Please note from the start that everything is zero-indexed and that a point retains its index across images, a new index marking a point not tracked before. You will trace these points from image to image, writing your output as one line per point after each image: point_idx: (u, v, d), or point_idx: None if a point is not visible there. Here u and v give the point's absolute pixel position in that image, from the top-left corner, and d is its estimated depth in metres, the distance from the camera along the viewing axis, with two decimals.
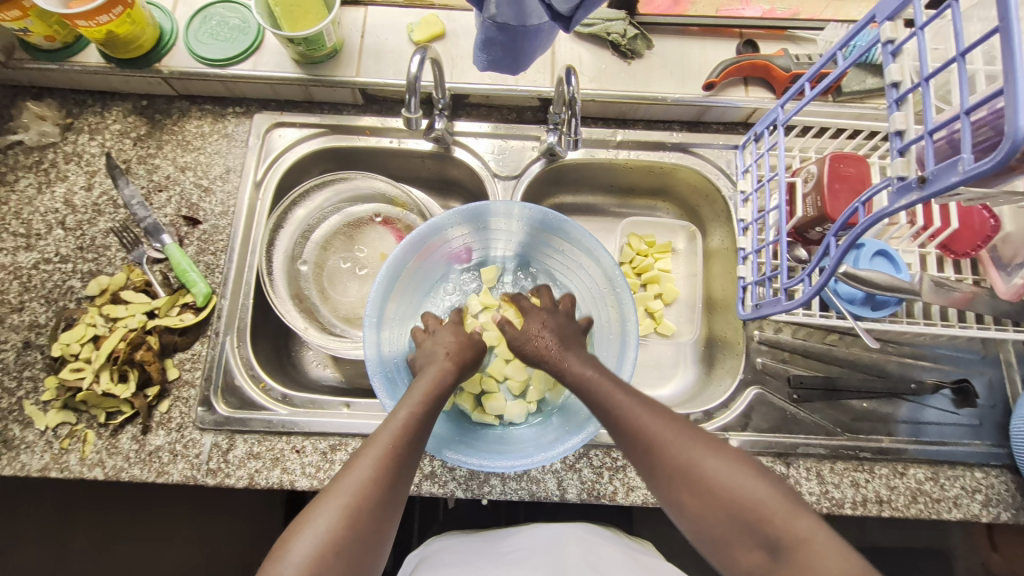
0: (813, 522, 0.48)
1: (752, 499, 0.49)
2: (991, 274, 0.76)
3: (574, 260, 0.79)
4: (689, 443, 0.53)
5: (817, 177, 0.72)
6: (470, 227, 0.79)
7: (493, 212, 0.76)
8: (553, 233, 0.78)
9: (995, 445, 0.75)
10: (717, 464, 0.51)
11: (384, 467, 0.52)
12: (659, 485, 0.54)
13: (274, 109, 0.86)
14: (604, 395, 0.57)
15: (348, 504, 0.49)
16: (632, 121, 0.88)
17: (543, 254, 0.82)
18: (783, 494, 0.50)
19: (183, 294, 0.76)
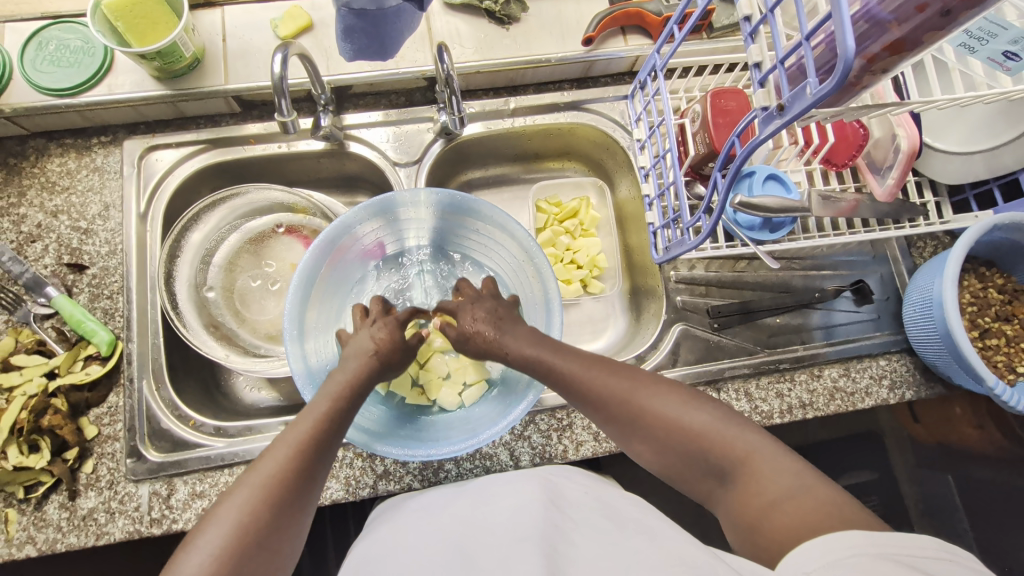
0: (753, 439, 0.55)
1: (694, 429, 0.56)
2: (869, 179, 0.81)
3: (489, 239, 0.79)
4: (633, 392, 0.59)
5: (702, 114, 0.75)
6: (381, 222, 0.77)
7: (400, 203, 0.75)
8: (465, 214, 0.77)
9: (893, 333, 0.82)
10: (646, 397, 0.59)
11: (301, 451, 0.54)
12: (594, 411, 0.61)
13: (144, 131, 0.80)
14: (547, 365, 0.61)
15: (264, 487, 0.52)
16: (523, 86, 0.87)
17: (458, 235, 0.82)
18: (719, 420, 0.57)
19: (84, 346, 0.72)
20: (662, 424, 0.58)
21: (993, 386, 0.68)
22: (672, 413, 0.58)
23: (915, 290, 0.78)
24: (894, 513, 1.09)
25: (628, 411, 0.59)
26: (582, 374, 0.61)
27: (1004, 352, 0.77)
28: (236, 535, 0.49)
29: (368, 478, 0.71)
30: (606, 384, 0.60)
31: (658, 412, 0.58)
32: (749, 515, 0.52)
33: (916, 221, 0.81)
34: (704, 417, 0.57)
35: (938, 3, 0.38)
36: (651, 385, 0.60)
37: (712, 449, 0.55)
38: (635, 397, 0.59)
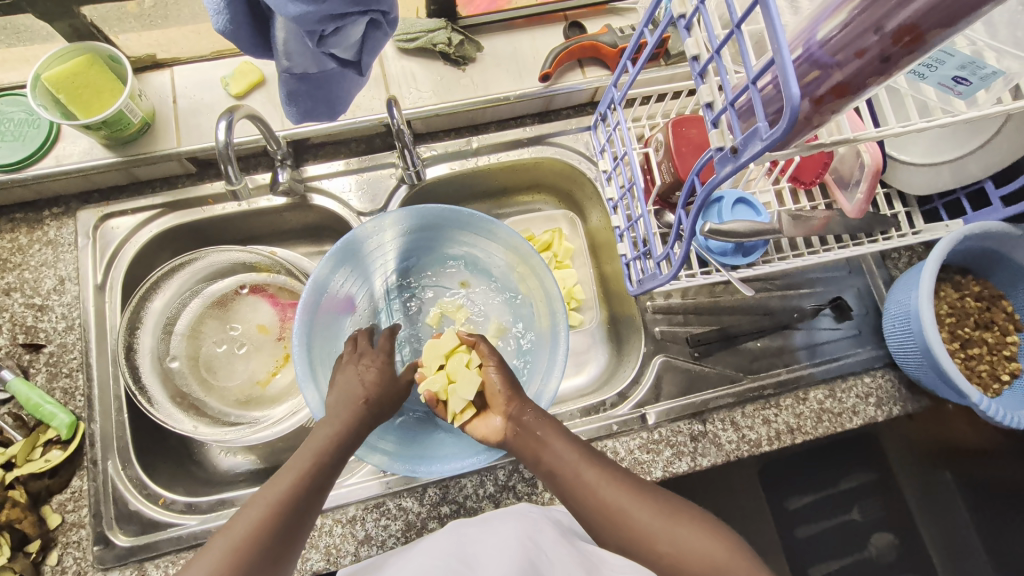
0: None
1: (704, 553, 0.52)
2: (837, 195, 0.81)
3: (461, 241, 0.78)
4: (646, 508, 0.57)
5: (665, 145, 0.74)
6: (356, 257, 0.73)
7: (359, 240, 0.71)
8: (427, 226, 0.75)
9: (876, 348, 0.81)
10: (656, 516, 0.56)
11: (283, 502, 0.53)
12: (596, 522, 0.58)
13: (97, 199, 0.77)
14: (554, 457, 0.62)
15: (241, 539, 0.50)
16: (485, 124, 0.86)
17: (424, 246, 0.79)
18: (732, 547, 0.53)
19: (43, 430, 0.69)
20: (675, 547, 0.54)
21: (978, 401, 0.67)
22: (677, 533, 0.54)
23: (893, 304, 0.78)
24: (895, 518, 1.08)
25: (633, 527, 0.56)
26: (594, 475, 0.60)
27: (987, 361, 0.76)
28: None
29: (349, 544, 0.68)
30: (617, 493, 0.58)
31: (668, 531, 0.55)
32: None
33: (888, 234, 0.80)
34: (718, 542, 0.53)
35: (877, 50, 0.38)
36: (671, 508, 0.57)
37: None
38: (648, 509, 0.57)
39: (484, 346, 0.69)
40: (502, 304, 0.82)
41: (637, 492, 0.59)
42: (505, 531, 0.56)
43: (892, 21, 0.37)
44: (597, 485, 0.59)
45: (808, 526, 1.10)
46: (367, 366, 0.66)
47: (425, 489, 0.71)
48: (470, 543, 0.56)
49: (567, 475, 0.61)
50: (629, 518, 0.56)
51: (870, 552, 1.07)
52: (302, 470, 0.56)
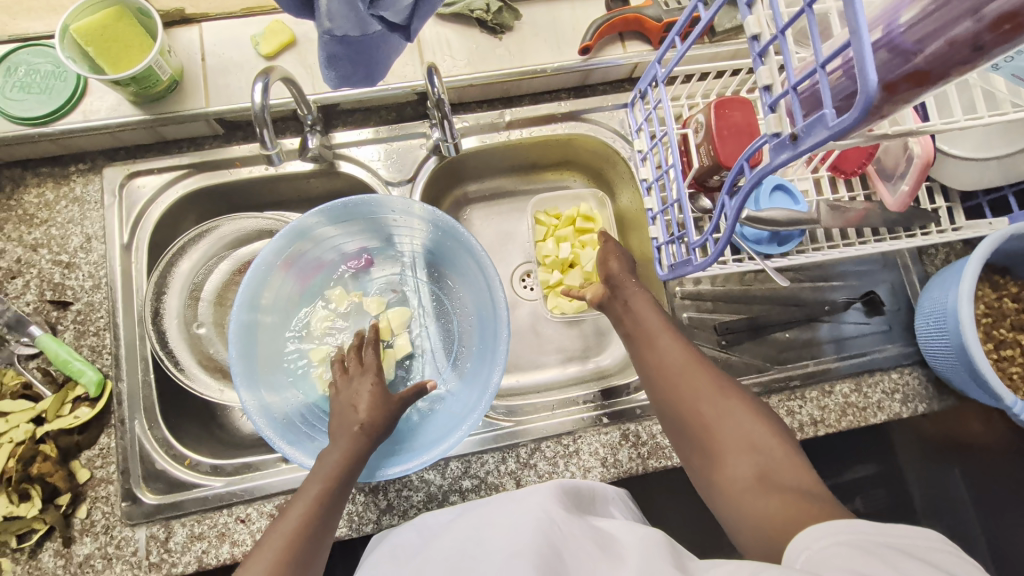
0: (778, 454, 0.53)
1: (740, 437, 0.55)
2: (879, 187, 0.78)
3: (459, 255, 0.74)
4: (700, 400, 0.59)
5: (706, 126, 0.71)
6: (361, 220, 0.72)
7: (366, 208, 0.70)
8: (440, 231, 0.73)
9: (905, 345, 0.80)
10: (712, 408, 0.58)
11: (313, 511, 0.54)
12: (659, 400, 0.63)
13: (124, 158, 0.76)
14: (649, 337, 0.66)
15: (278, 551, 0.52)
16: (518, 97, 0.84)
17: (427, 247, 0.76)
18: (768, 436, 0.55)
19: (72, 387, 0.69)
20: (721, 430, 0.56)
21: (1010, 404, 0.66)
22: (732, 425, 0.56)
23: (927, 302, 0.76)
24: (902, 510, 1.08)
25: (692, 412, 0.59)
26: (674, 352, 0.63)
27: (1019, 363, 0.75)
28: None
29: (371, 513, 0.69)
30: (677, 376, 0.61)
31: (747, 430, 0.55)
32: (776, 520, 0.47)
33: (928, 229, 0.78)
34: (776, 453, 0.53)
35: (970, 36, 0.35)
36: (732, 400, 0.58)
37: (744, 444, 0.54)
38: (732, 404, 0.58)
39: (592, 223, 0.75)
40: (467, 340, 0.76)
41: (710, 380, 0.60)
42: (520, 512, 0.55)
43: (992, 6, 0.34)
44: (680, 369, 0.62)
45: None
46: (363, 388, 0.62)
47: (447, 463, 0.72)
48: (487, 525, 0.55)
49: (658, 356, 0.64)
50: (686, 403, 0.60)
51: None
52: (324, 484, 0.56)
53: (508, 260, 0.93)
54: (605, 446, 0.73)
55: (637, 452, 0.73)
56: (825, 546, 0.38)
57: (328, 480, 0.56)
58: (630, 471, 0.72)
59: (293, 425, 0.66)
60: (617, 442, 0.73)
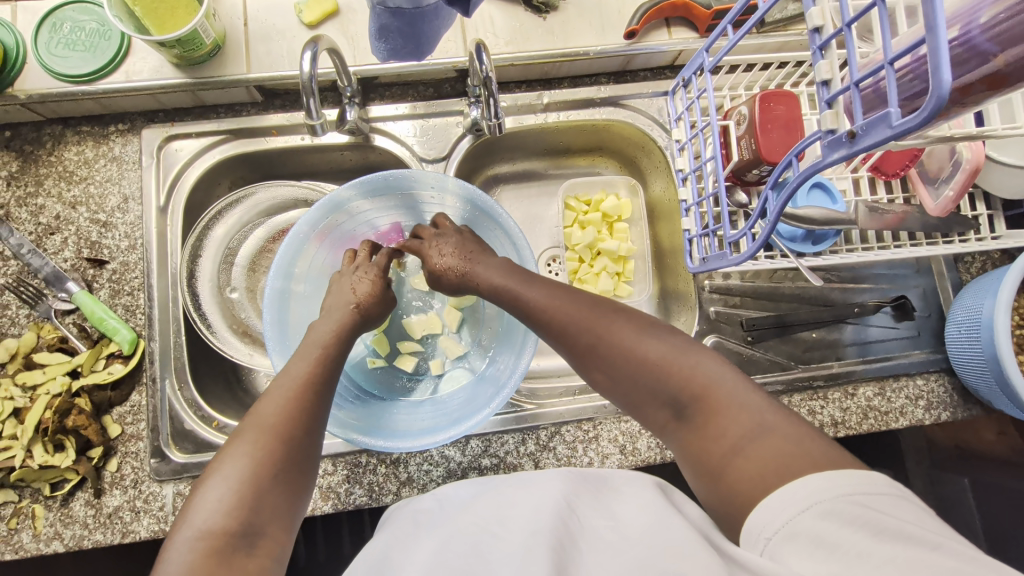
0: (714, 371, 0.53)
1: (653, 356, 0.55)
2: (920, 191, 0.77)
3: (491, 234, 0.74)
4: (611, 330, 0.57)
5: (749, 118, 0.70)
6: (397, 196, 0.72)
7: (402, 182, 0.70)
8: (473, 209, 0.72)
9: (932, 352, 0.80)
10: (621, 333, 0.57)
11: (298, 394, 0.52)
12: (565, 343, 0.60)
13: (162, 120, 0.77)
14: (512, 294, 0.62)
15: (263, 430, 0.49)
16: (558, 79, 0.83)
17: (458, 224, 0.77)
18: (685, 350, 0.55)
19: (106, 344, 0.71)
20: (631, 351, 0.55)
21: None
22: (637, 343, 0.56)
23: (960, 310, 0.75)
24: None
25: (604, 340, 0.57)
26: (539, 295, 0.60)
27: None
28: (248, 480, 0.47)
29: (392, 484, 0.71)
30: (579, 317, 0.58)
31: (678, 374, 0.53)
32: (710, 452, 0.50)
33: (966, 237, 0.77)
34: (693, 359, 0.54)
35: None
36: (631, 322, 0.58)
37: (666, 369, 0.54)
38: (654, 352, 0.55)
39: None
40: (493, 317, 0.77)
41: (627, 320, 0.58)
42: (538, 492, 0.54)
43: None
44: (568, 311, 0.59)
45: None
46: (363, 276, 0.66)
47: (468, 440, 0.72)
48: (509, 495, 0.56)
49: (579, 329, 0.58)
50: (598, 346, 0.57)
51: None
52: (307, 366, 0.55)
53: (534, 244, 0.93)
54: (625, 434, 0.73)
55: (656, 442, 0.73)
56: (785, 529, 0.41)
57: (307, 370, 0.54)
58: (647, 460, 0.73)
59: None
60: (637, 431, 0.74)
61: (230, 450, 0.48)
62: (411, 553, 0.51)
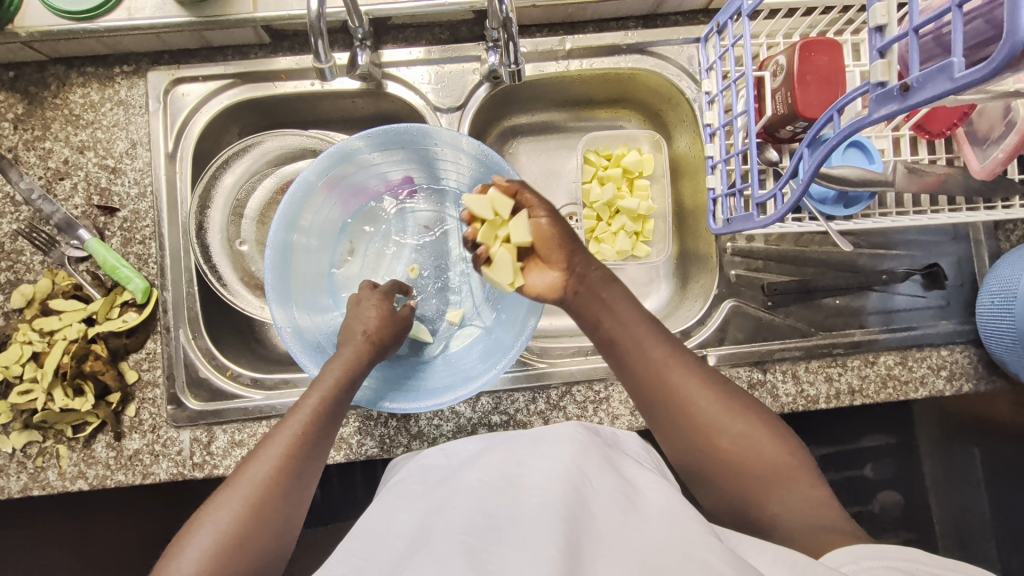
0: (820, 495, 0.53)
1: (765, 460, 0.54)
2: (966, 150, 0.72)
3: None
4: (717, 410, 0.57)
5: (786, 70, 0.66)
6: (408, 148, 0.69)
7: (414, 136, 0.67)
8: (485, 168, 0.70)
9: (960, 323, 0.77)
10: (737, 423, 0.56)
11: (291, 452, 0.55)
12: (660, 409, 0.59)
13: (168, 62, 0.74)
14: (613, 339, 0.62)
15: (249, 495, 0.53)
16: (582, 23, 0.78)
17: (470, 185, 0.74)
18: (799, 466, 0.54)
19: (120, 292, 0.71)
20: (742, 444, 0.55)
21: None
22: (748, 441, 0.55)
23: (995, 279, 0.72)
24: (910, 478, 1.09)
25: (710, 423, 0.57)
26: (662, 353, 0.60)
27: None
28: (230, 535, 0.51)
29: (402, 438, 0.71)
30: (682, 384, 0.58)
31: (768, 462, 0.54)
32: (790, 541, 0.51)
33: (1011, 202, 0.73)
34: (800, 478, 0.54)
35: None
36: (744, 409, 0.58)
37: (770, 477, 0.54)
38: (753, 432, 0.56)
39: (528, 193, 0.62)
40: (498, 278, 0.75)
41: (740, 410, 0.57)
42: (551, 457, 0.56)
43: None
44: (678, 383, 0.58)
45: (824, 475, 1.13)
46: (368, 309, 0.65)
47: (478, 397, 0.72)
48: (517, 467, 0.56)
49: (677, 391, 0.58)
50: (696, 417, 0.57)
51: (873, 506, 1.09)
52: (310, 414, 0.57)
53: (551, 200, 0.91)
54: None
55: None
56: (876, 566, 0.40)
57: (307, 422, 0.57)
58: None
59: (327, 352, 0.67)
60: None
61: (218, 500, 0.53)
62: (420, 510, 0.54)
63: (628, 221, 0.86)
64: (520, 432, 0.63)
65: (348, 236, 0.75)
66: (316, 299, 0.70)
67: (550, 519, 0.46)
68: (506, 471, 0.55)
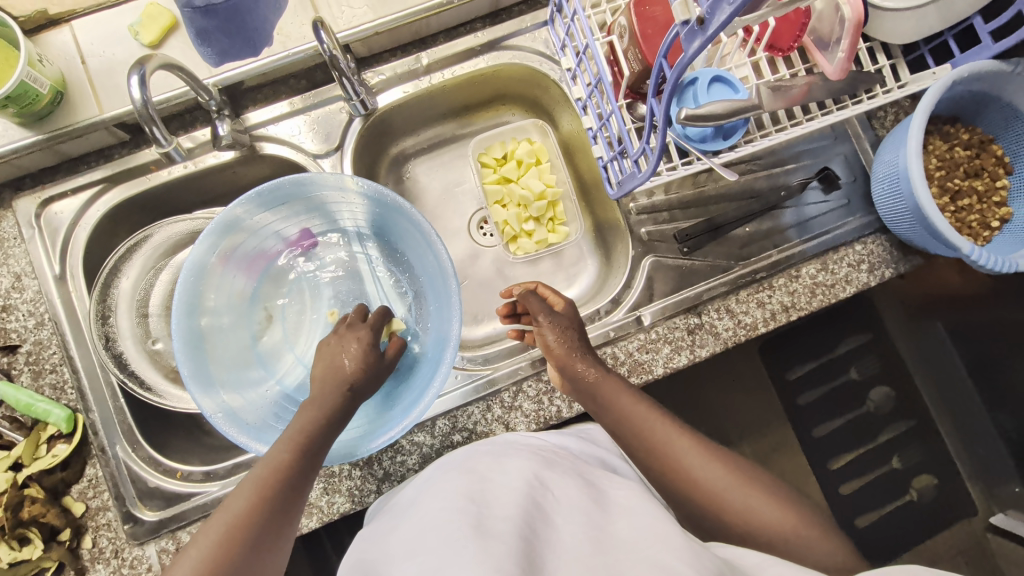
0: (832, 557, 0.54)
1: (778, 525, 0.55)
2: (817, 58, 0.75)
3: (396, 220, 0.71)
4: (721, 475, 0.58)
5: (628, 29, 0.68)
6: (294, 202, 0.69)
7: (292, 189, 0.67)
8: (372, 200, 0.69)
9: (866, 215, 0.79)
10: (746, 495, 0.57)
11: (269, 485, 0.55)
12: (665, 481, 0.61)
13: (32, 186, 0.72)
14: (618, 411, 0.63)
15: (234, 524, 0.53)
16: (432, 36, 0.79)
17: (366, 220, 0.74)
18: (814, 530, 0.55)
19: (43, 428, 0.68)
20: (752, 513, 0.56)
21: (968, 252, 0.65)
22: (762, 508, 0.56)
23: (881, 164, 0.75)
24: (889, 370, 1.13)
25: (718, 497, 0.57)
26: (661, 430, 0.62)
27: (977, 210, 0.76)
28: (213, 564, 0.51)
29: (370, 484, 0.70)
30: (684, 455, 0.60)
31: (783, 525, 0.55)
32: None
33: (873, 92, 0.76)
34: (813, 544, 0.54)
35: None
36: (748, 475, 0.59)
37: (786, 542, 0.55)
38: (796, 523, 0.55)
39: (530, 299, 0.68)
40: (420, 301, 0.74)
41: (747, 481, 0.58)
42: (514, 471, 0.56)
43: None
44: (681, 451, 0.60)
45: (808, 393, 1.16)
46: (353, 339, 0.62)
47: (435, 422, 0.71)
48: (484, 480, 0.56)
49: (703, 480, 0.58)
50: (704, 487, 0.58)
51: (869, 407, 1.13)
52: (291, 447, 0.56)
53: (460, 211, 0.91)
54: None
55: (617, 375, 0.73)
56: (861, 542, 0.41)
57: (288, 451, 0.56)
58: None
59: (268, 425, 0.65)
60: None
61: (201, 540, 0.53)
62: (400, 539, 0.53)
63: (542, 210, 0.87)
64: (473, 448, 0.64)
65: (262, 302, 0.73)
66: (243, 373, 0.68)
67: (511, 537, 0.47)
68: (461, 488, 0.55)
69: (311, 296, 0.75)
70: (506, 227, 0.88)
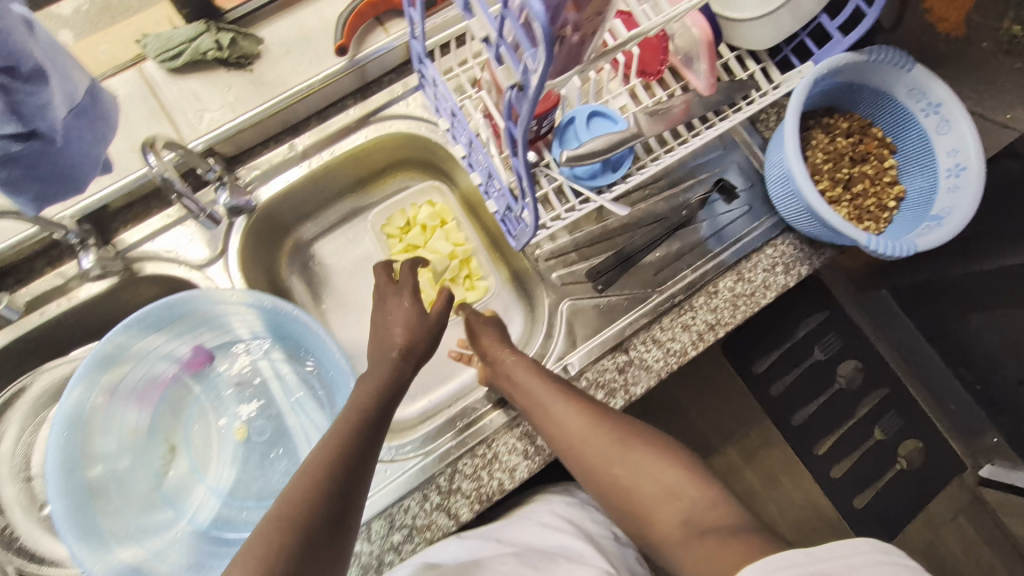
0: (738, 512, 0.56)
1: (667, 481, 0.60)
2: (688, 76, 0.75)
3: (290, 322, 0.67)
4: (619, 443, 0.63)
5: (492, 83, 0.66)
6: (177, 323, 0.65)
7: (170, 310, 0.64)
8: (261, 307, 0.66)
9: (770, 217, 0.79)
10: (634, 453, 0.63)
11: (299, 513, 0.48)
12: (574, 457, 0.64)
13: None
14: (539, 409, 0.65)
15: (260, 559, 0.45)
16: (304, 121, 0.76)
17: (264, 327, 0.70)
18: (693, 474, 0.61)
19: None
20: (654, 479, 0.60)
21: (866, 243, 0.65)
22: (655, 469, 0.61)
23: (771, 166, 0.75)
24: (853, 344, 1.12)
25: (611, 461, 0.63)
26: (571, 414, 0.64)
27: (872, 194, 0.77)
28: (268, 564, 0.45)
29: None
30: (592, 430, 0.63)
31: (670, 480, 0.60)
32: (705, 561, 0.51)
33: (750, 98, 0.76)
34: (697, 495, 0.58)
35: None
36: (636, 433, 0.64)
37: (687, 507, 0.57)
38: (693, 482, 0.59)
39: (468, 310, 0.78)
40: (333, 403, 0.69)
41: (642, 446, 0.63)
42: None
43: None
44: (585, 431, 0.63)
45: (780, 382, 1.11)
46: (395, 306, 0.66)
47: (370, 525, 0.66)
48: None
49: (601, 450, 0.63)
50: (601, 455, 0.63)
51: (840, 382, 1.12)
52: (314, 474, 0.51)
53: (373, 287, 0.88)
54: (522, 438, 0.69)
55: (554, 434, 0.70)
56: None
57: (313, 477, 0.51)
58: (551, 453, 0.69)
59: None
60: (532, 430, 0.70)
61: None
62: None
63: (456, 269, 0.85)
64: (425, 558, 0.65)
65: (161, 435, 0.67)
66: (143, 520, 0.62)
67: None
68: None
69: (217, 417, 0.70)
70: (423, 293, 0.85)
